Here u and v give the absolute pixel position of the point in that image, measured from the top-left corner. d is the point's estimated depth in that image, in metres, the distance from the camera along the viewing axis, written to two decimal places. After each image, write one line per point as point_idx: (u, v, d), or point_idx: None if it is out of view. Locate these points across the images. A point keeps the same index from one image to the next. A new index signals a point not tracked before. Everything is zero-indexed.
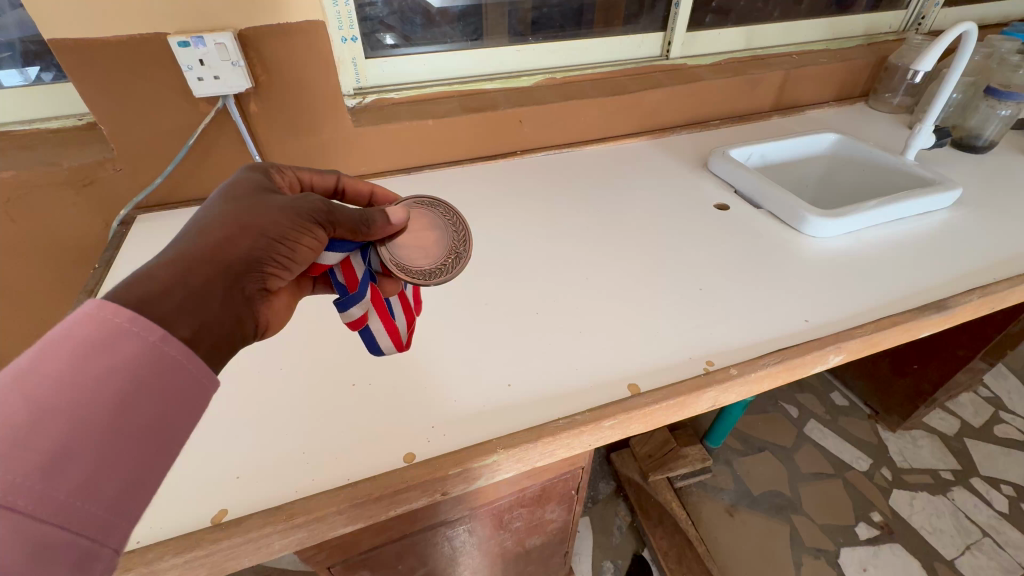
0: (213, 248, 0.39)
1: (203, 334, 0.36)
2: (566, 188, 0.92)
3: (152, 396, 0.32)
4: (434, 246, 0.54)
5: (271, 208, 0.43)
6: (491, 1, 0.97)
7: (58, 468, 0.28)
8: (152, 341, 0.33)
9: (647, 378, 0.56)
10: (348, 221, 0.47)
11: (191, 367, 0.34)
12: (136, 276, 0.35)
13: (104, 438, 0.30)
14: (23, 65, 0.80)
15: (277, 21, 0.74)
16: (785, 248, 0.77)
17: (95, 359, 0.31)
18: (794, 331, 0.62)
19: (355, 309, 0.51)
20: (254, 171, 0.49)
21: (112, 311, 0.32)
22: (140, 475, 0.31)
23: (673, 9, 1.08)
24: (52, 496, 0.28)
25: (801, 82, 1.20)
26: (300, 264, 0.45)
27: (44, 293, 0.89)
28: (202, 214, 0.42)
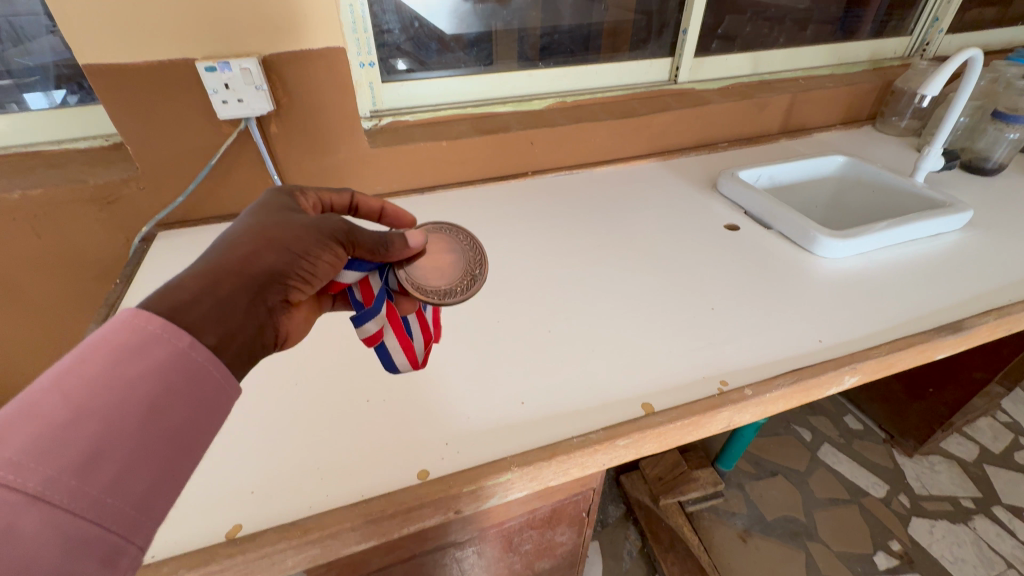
0: (239, 260, 0.41)
1: (227, 342, 0.37)
2: (577, 208, 0.93)
3: (180, 400, 0.34)
4: (450, 266, 0.55)
5: (295, 225, 0.44)
6: (501, 27, 1.00)
7: (92, 465, 0.29)
8: (181, 348, 0.34)
9: (661, 397, 0.56)
10: (368, 241, 0.48)
11: (216, 373, 0.35)
12: (167, 287, 0.37)
13: (134, 438, 0.31)
14: (51, 88, 0.84)
15: (299, 47, 0.77)
16: (796, 268, 0.77)
17: (127, 363, 0.32)
18: (808, 351, 0.62)
19: (371, 323, 0.52)
20: (280, 192, 0.51)
21: (145, 319, 0.34)
22: (167, 476, 0.32)
23: (680, 35, 1.11)
24: (86, 492, 0.29)
25: (808, 105, 1.22)
26: (320, 279, 0.46)
27: (63, 308, 0.91)
28: (231, 229, 0.43)
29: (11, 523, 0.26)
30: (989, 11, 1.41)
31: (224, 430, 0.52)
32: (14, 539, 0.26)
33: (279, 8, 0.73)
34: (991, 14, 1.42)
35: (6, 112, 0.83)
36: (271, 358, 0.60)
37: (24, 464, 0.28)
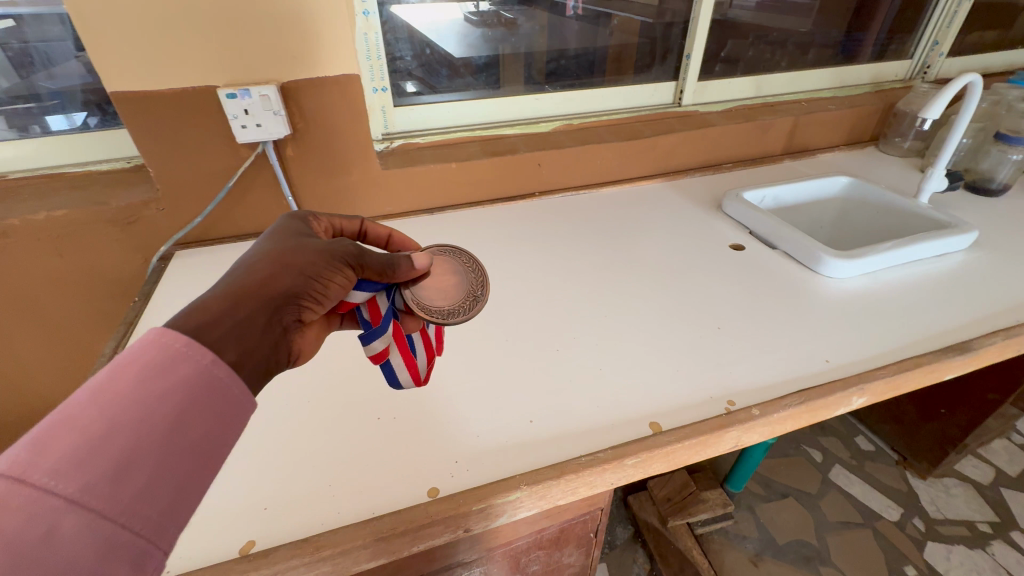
0: (257, 283, 0.42)
1: (246, 359, 0.38)
2: (583, 228, 0.95)
3: (203, 413, 0.35)
4: (453, 288, 0.57)
5: (309, 249, 0.46)
6: (508, 52, 1.04)
7: (122, 475, 0.31)
8: (204, 364, 0.36)
9: (669, 416, 0.56)
10: (375, 264, 0.50)
11: (236, 388, 0.37)
12: (191, 307, 0.38)
13: (161, 449, 0.32)
14: (71, 112, 0.87)
15: (316, 74, 0.80)
16: (802, 288, 0.78)
17: (157, 377, 0.34)
18: (816, 371, 0.62)
19: (377, 342, 0.53)
20: (294, 218, 0.52)
21: (171, 336, 0.35)
22: (189, 485, 0.33)
23: (684, 59, 1.14)
24: (117, 499, 0.30)
25: (811, 127, 1.24)
26: (331, 300, 0.48)
27: (80, 326, 0.93)
28: (249, 252, 0.45)
29: (53, 527, 0.28)
30: (988, 35, 1.43)
31: (238, 447, 0.53)
32: (54, 542, 0.28)
33: (298, 39, 0.76)
34: (990, 38, 1.44)
35: (30, 135, 0.86)
36: (284, 377, 0.61)
37: (64, 473, 0.29)
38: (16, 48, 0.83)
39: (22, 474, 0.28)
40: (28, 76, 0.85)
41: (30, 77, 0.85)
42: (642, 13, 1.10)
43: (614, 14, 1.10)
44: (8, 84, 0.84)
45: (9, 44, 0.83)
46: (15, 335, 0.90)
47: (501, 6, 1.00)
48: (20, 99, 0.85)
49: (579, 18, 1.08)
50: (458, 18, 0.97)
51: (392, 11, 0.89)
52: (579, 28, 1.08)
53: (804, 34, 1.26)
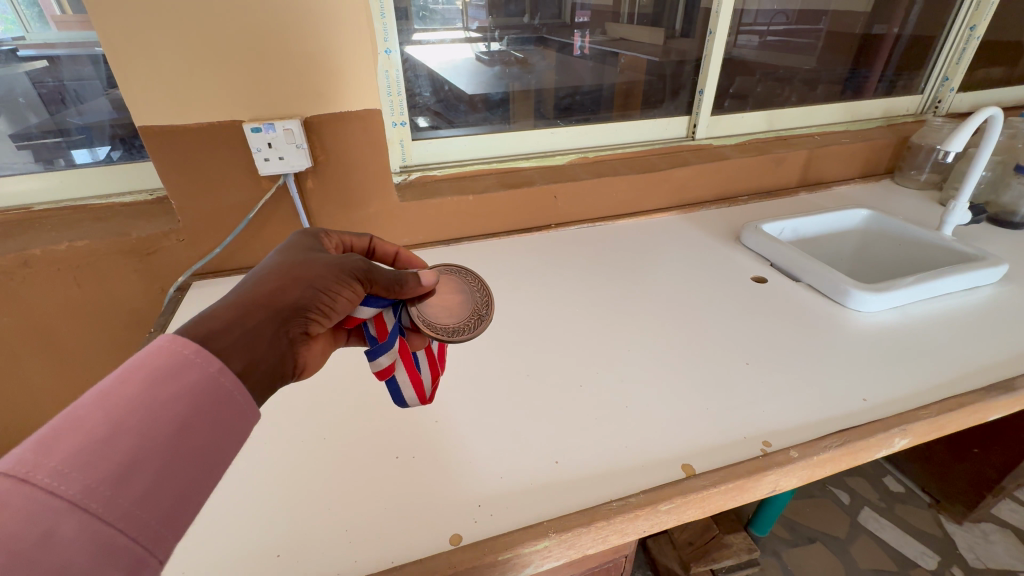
0: (267, 294, 0.43)
1: (252, 369, 0.39)
2: (600, 260, 0.94)
3: (206, 420, 0.35)
4: (458, 306, 0.57)
5: (318, 264, 0.47)
6: (518, 89, 1.06)
7: (124, 479, 0.30)
8: (211, 372, 0.36)
9: (701, 458, 0.53)
10: (383, 280, 0.50)
11: (240, 397, 0.37)
12: (202, 317, 0.39)
13: (164, 454, 0.32)
14: (94, 146, 0.89)
15: (338, 109, 0.82)
16: (829, 322, 0.76)
17: (164, 383, 0.34)
18: (852, 409, 0.59)
19: (383, 357, 0.53)
20: (307, 234, 0.54)
21: (181, 343, 0.36)
22: (190, 494, 0.33)
23: (697, 95, 1.16)
24: (118, 503, 0.30)
25: (826, 160, 1.24)
26: (338, 314, 0.48)
27: (91, 358, 0.91)
28: (260, 267, 0.46)
29: (50, 530, 0.27)
30: (995, 71, 1.45)
31: (250, 486, 0.51)
32: (52, 545, 0.27)
33: (322, 76, 0.78)
34: (998, 74, 1.46)
35: (54, 168, 0.88)
36: (299, 413, 0.60)
37: (67, 473, 0.29)
38: (51, 86, 0.86)
39: (26, 473, 0.28)
40: (56, 113, 0.88)
41: (58, 113, 0.87)
42: (647, 52, 1.14)
43: (621, 53, 1.12)
44: (37, 120, 0.87)
45: (43, 82, 0.86)
46: (27, 366, 0.89)
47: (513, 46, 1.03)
48: (47, 133, 0.88)
49: (587, 57, 1.09)
50: (468, 57, 1.00)
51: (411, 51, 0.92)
52: (589, 66, 1.10)
53: (811, 71, 1.29)
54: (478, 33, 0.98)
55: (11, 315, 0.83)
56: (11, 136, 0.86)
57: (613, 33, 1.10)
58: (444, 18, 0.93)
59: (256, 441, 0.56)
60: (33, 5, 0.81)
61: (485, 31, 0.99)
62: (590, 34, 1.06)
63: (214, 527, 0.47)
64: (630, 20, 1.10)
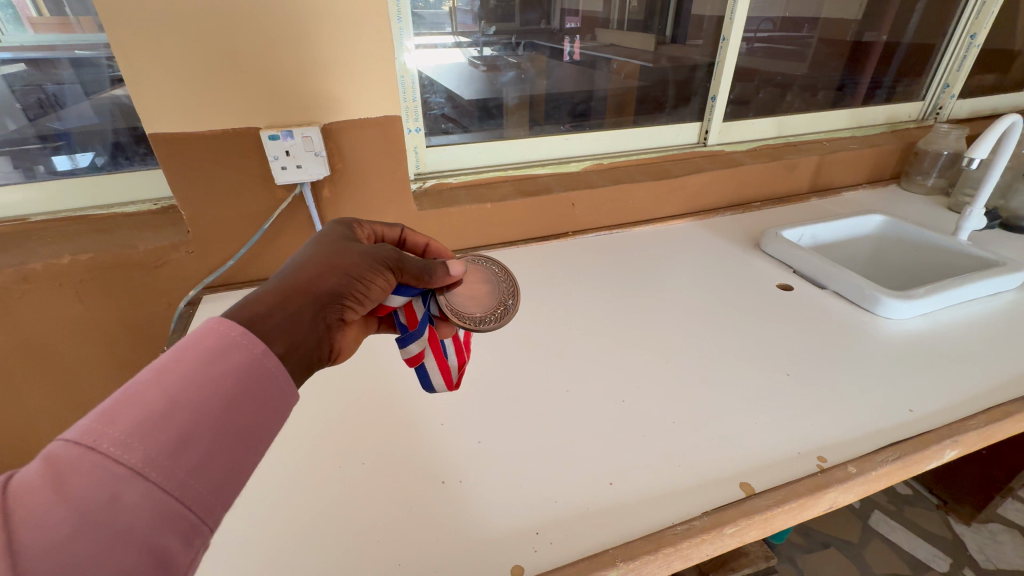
0: (305, 280, 0.44)
1: (293, 351, 0.40)
2: (623, 268, 0.92)
3: (252, 399, 0.35)
4: (484, 296, 0.59)
5: (352, 252, 0.49)
6: (511, 102, 1.05)
7: (179, 450, 0.31)
8: (257, 353, 0.37)
9: (759, 476, 0.51)
10: (413, 268, 0.52)
11: (283, 377, 0.38)
12: (246, 300, 0.40)
13: (214, 429, 0.33)
14: (76, 152, 0.85)
15: (358, 115, 0.79)
16: (860, 329, 0.75)
17: (214, 362, 0.35)
18: (900, 421, 0.59)
19: (413, 345, 0.57)
20: (340, 225, 0.55)
21: (229, 325, 0.37)
22: (237, 467, 0.34)
23: (709, 101, 1.15)
24: (174, 473, 0.31)
25: (836, 165, 1.25)
26: (371, 302, 0.50)
27: (92, 376, 0.86)
28: (297, 254, 0.48)
29: (116, 495, 0.29)
30: (991, 78, 1.48)
31: (291, 515, 0.48)
32: (117, 509, 0.29)
33: (341, 81, 0.76)
34: (993, 81, 1.49)
35: (35, 177, 0.83)
36: (332, 435, 0.57)
37: (129, 443, 0.30)
38: (41, 89, 0.82)
39: (93, 442, 0.29)
40: (36, 118, 0.83)
41: (36, 120, 0.83)
42: (639, 58, 1.15)
43: (612, 59, 1.14)
44: (16, 126, 0.82)
45: (23, 87, 0.81)
46: (22, 388, 0.84)
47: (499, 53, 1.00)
48: (28, 139, 0.83)
49: (576, 63, 1.11)
50: (455, 63, 0.96)
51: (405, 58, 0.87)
52: (576, 71, 1.11)
53: (807, 77, 1.30)
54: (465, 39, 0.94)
55: (7, 334, 0.78)
56: None
57: (601, 39, 1.11)
58: (430, 24, 0.88)
59: (289, 466, 0.54)
60: (9, 6, 0.76)
61: (473, 37, 0.96)
62: (579, 39, 1.09)
63: (256, 563, 0.44)
64: (619, 27, 1.11)
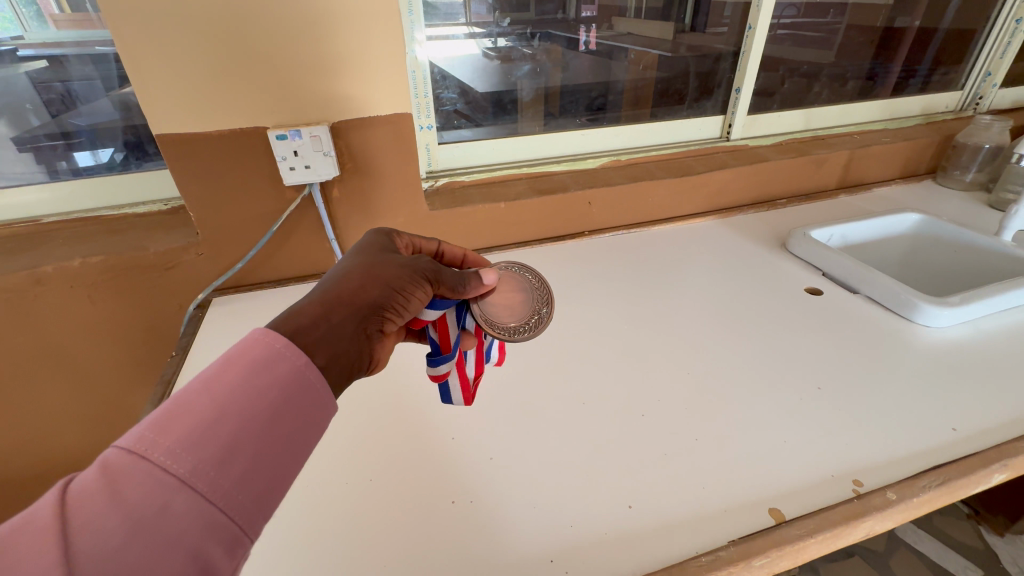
0: (349, 293, 0.48)
1: (333, 362, 0.43)
2: (642, 270, 0.89)
3: (292, 411, 0.38)
4: (519, 306, 0.59)
5: (393, 265, 0.52)
6: (525, 95, 1.00)
7: (225, 461, 0.34)
8: (298, 365, 0.40)
9: (790, 502, 0.48)
10: (449, 280, 0.54)
11: (321, 390, 0.40)
12: (290, 313, 0.43)
13: (257, 440, 0.35)
14: (97, 148, 0.84)
15: (367, 113, 0.77)
16: (896, 338, 0.71)
17: (259, 374, 0.37)
18: (943, 442, 0.55)
19: (441, 367, 0.57)
20: (380, 234, 0.57)
21: (273, 338, 0.40)
22: (276, 478, 0.36)
23: (733, 94, 1.10)
24: (220, 482, 0.33)
25: (867, 160, 1.19)
26: (409, 313, 0.53)
27: (104, 380, 0.86)
28: (341, 266, 0.51)
29: (166, 503, 0.31)
30: None
31: (298, 537, 0.47)
32: (166, 516, 0.31)
33: (351, 78, 0.73)
34: None
35: (59, 175, 0.83)
36: (340, 449, 0.55)
37: (178, 454, 0.32)
38: (61, 86, 0.81)
39: (146, 451, 0.32)
40: (58, 114, 0.82)
41: (58, 115, 0.82)
42: (658, 48, 1.07)
43: (630, 49, 1.06)
44: (39, 122, 0.82)
45: (47, 84, 0.81)
46: (34, 392, 0.83)
47: (517, 42, 0.96)
48: (50, 136, 0.82)
49: (592, 53, 1.04)
50: (475, 53, 0.92)
51: (418, 52, 0.84)
52: (592, 63, 1.05)
53: (835, 65, 1.23)
54: (480, 28, 0.91)
55: (22, 337, 0.78)
56: (13, 140, 0.80)
57: (619, 28, 1.04)
58: (446, 13, 0.85)
59: (296, 483, 0.52)
60: (31, 3, 0.75)
61: (488, 28, 0.92)
62: (596, 28, 1.02)
63: None
64: (636, 14, 1.04)
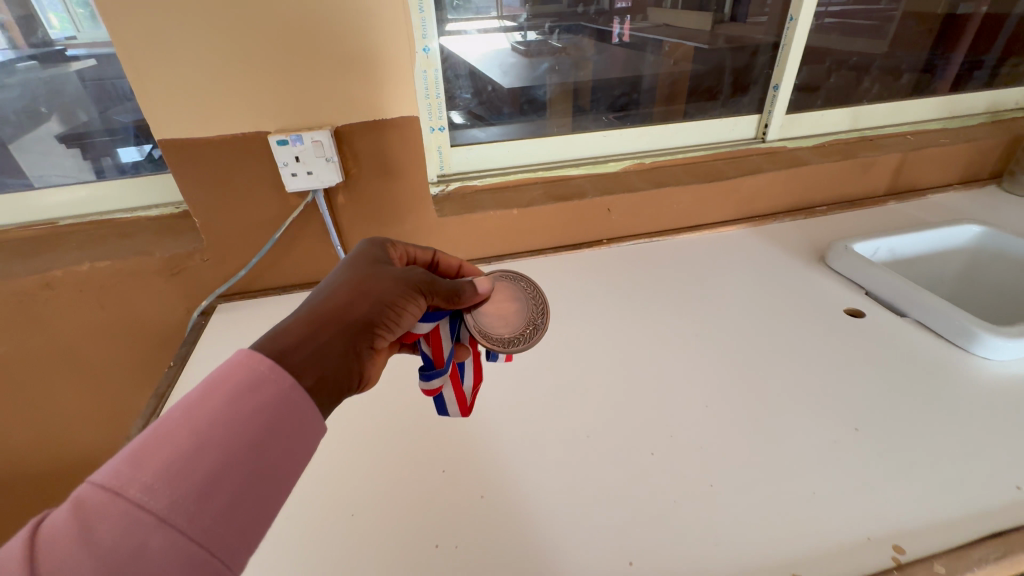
0: (339, 308, 0.45)
1: (322, 384, 0.40)
2: (663, 284, 0.83)
3: (279, 436, 0.36)
4: (513, 315, 0.56)
5: (385, 277, 0.49)
6: (553, 82, 0.95)
7: (206, 494, 0.31)
8: (284, 388, 0.37)
9: (816, 569, 0.43)
10: (444, 290, 0.51)
11: (311, 412, 0.38)
12: (277, 332, 0.41)
13: (241, 470, 0.33)
14: (141, 143, 0.84)
15: (371, 117, 0.73)
16: (951, 372, 0.63)
17: (243, 399, 0.35)
18: (1005, 505, 0.47)
19: (435, 381, 0.54)
20: (372, 244, 0.54)
21: (257, 359, 0.37)
22: (263, 508, 0.34)
23: (771, 91, 1.02)
24: (201, 517, 0.31)
25: (922, 163, 1.08)
26: (402, 328, 0.49)
27: (115, 382, 0.86)
28: (331, 278, 0.48)
29: (143, 543, 0.29)
30: None
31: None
32: (144, 558, 0.29)
33: (355, 80, 0.70)
34: None
35: (106, 172, 0.84)
36: (325, 476, 0.53)
37: (156, 489, 0.30)
38: (111, 84, 0.81)
39: (121, 487, 0.30)
40: (106, 110, 0.82)
41: (105, 111, 0.82)
42: (694, 39, 1.02)
43: (664, 40, 1.01)
44: (88, 117, 0.82)
45: (94, 81, 0.80)
46: (50, 393, 0.84)
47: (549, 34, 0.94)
48: (97, 132, 0.83)
49: (625, 45, 0.99)
50: (505, 48, 0.91)
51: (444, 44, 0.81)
52: (624, 55, 1.00)
53: (887, 58, 1.12)
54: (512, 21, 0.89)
55: (36, 339, 0.79)
56: (61, 136, 0.82)
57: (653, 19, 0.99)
58: (479, 7, 0.82)
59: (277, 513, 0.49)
60: (85, 5, 0.74)
61: (518, 20, 0.90)
62: (629, 20, 0.97)
63: None
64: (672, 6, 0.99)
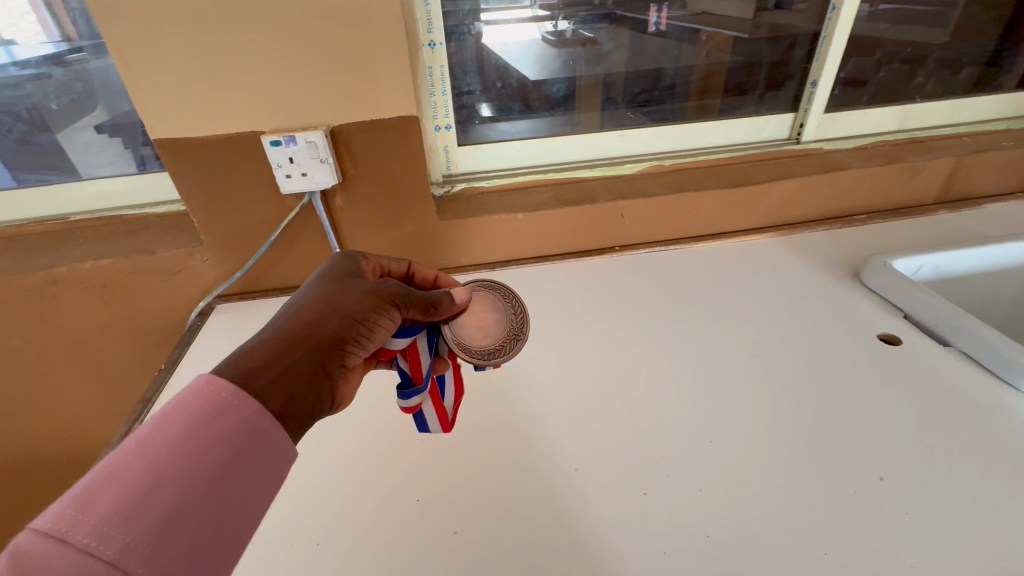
0: (306, 326, 0.42)
1: (290, 408, 0.37)
2: (676, 298, 0.77)
3: (245, 466, 0.33)
4: (493, 324, 0.53)
5: (355, 292, 0.46)
6: (584, 74, 0.89)
7: (163, 535, 0.28)
8: (249, 415, 0.34)
9: None
10: (419, 302, 0.49)
11: (280, 439, 0.35)
12: (240, 355, 0.38)
13: (202, 505, 0.30)
14: None
15: (366, 117, 0.70)
16: (999, 416, 0.55)
17: (204, 429, 0.32)
18: None
19: (415, 399, 0.49)
20: (344, 257, 0.51)
21: (219, 385, 0.35)
22: (227, 545, 0.31)
23: (808, 88, 0.93)
24: (157, 560, 0.28)
25: (979, 170, 0.97)
26: (376, 343, 0.46)
27: (121, 376, 0.87)
28: (299, 295, 0.45)
29: None
30: None
31: None
32: None
33: (348, 79, 0.67)
34: None
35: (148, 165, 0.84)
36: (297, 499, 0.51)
37: (106, 532, 0.27)
38: None
39: (66, 533, 0.27)
40: None
41: None
42: (735, 28, 0.93)
43: (702, 30, 0.92)
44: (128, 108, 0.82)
45: None
46: (59, 384, 0.86)
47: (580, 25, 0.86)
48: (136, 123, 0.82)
49: (661, 35, 0.91)
50: (534, 38, 0.84)
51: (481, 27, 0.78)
52: (660, 46, 0.92)
53: (947, 50, 1.00)
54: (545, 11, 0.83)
55: (44, 333, 0.80)
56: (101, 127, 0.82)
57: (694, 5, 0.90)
58: None
59: None
60: None
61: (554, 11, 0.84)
62: (667, 7, 0.88)
63: None
64: None
